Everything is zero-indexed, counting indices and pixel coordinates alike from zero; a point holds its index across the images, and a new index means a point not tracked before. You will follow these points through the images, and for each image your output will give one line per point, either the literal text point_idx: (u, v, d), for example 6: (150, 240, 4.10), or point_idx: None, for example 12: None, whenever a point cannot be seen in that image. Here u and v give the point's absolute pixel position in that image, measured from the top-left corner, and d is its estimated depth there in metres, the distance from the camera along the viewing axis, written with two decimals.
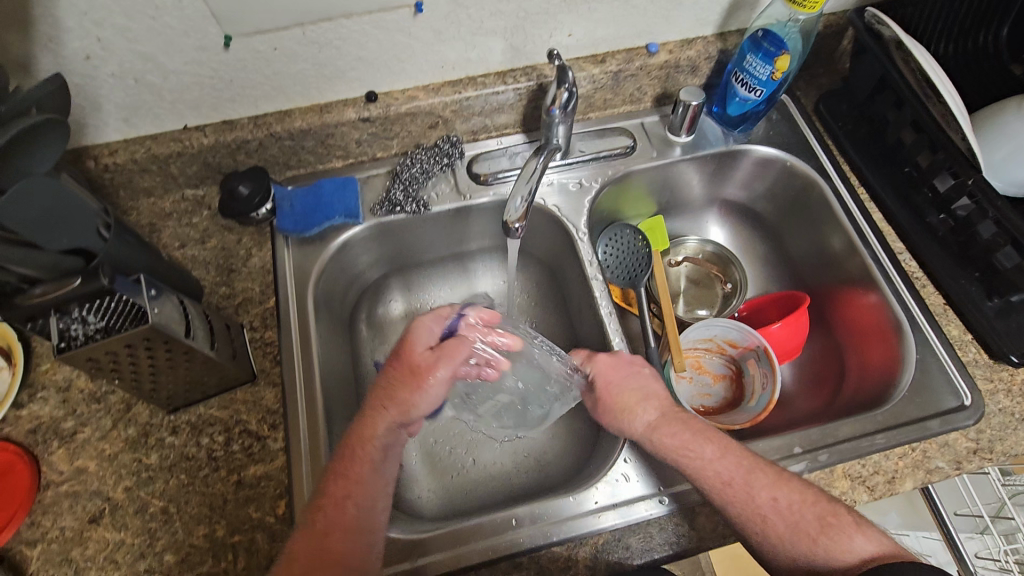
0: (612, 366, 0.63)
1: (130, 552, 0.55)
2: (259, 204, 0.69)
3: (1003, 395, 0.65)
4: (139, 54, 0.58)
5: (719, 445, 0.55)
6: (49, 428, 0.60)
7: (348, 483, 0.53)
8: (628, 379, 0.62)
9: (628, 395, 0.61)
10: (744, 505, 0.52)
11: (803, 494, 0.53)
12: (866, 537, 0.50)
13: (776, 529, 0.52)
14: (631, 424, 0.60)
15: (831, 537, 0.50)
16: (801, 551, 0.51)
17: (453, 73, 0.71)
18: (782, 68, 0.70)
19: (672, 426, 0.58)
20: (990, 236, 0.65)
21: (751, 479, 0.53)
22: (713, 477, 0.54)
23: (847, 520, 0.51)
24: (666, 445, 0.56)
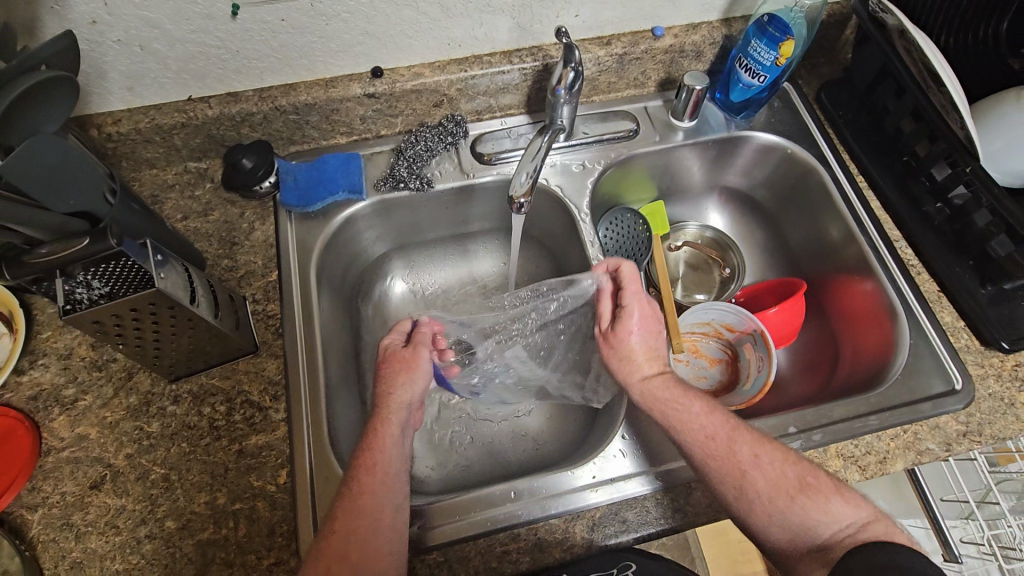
0: (648, 313, 0.64)
1: (131, 518, 0.55)
2: (262, 176, 0.69)
3: (993, 379, 0.66)
4: (146, 20, 0.57)
5: (706, 402, 0.57)
6: (50, 395, 0.60)
7: (376, 454, 0.54)
8: (648, 334, 0.63)
9: (643, 347, 0.62)
10: (724, 458, 0.53)
11: (782, 452, 0.54)
12: (844, 499, 0.52)
13: (756, 484, 0.52)
14: (628, 372, 0.61)
15: (808, 495, 0.51)
16: (777, 510, 0.52)
17: (459, 50, 0.71)
18: (786, 54, 0.70)
19: (669, 383, 0.59)
20: (985, 224, 0.66)
21: (734, 435, 0.55)
22: (697, 429, 0.55)
23: (826, 482, 0.53)
24: (659, 398, 0.58)
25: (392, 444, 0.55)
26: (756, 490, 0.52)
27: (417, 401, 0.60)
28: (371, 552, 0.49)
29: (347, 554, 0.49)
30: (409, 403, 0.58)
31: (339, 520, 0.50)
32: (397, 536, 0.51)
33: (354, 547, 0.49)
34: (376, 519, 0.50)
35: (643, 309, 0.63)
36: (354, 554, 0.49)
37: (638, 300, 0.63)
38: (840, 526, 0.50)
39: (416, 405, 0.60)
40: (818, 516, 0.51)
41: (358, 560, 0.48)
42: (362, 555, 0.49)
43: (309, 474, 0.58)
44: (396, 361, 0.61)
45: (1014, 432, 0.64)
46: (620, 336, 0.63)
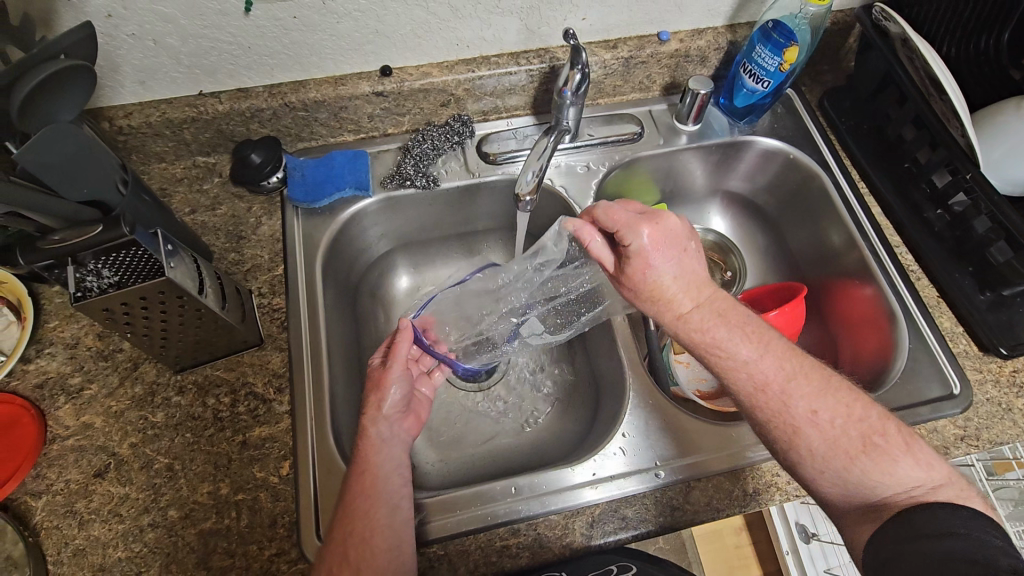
0: (659, 237, 0.59)
1: (135, 506, 0.56)
2: (270, 173, 0.71)
3: (991, 385, 0.67)
4: (161, 14, 0.58)
5: (758, 346, 0.56)
6: (56, 383, 0.61)
7: (368, 461, 0.55)
8: (665, 265, 0.60)
9: (662, 281, 0.60)
10: (775, 411, 0.54)
11: (846, 410, 0.53)
12: (914, 461, 0.51)
13: (809, 441, 0.53)
14: (658, 311, 0.61)
15: (871, 457, 0.51)
16: (836, 470, 0.52)
17: (467, 51, 0.72)
18: (790, 60, 0.71)
19: (704, 321, 0.58)
20: (984, 231, 0.67)
21: (790, 387, 0.54)
22: (745, 377, 0.56)
23: (896, 442, 0.52)
24: (698, 342, 0.58)
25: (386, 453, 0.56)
26: (808, 447, 0.53)
27: (397, 409, 0.59)
28: (371, 549, 0.49)
29: (354, 544, 0.50)
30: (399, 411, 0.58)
31: (344, 521, 0.51)
32: (399, 535, 0.52)
33: (354, 548, 0.50)
34: (384, 517, 0.52)
35: (651, 234, 0.59)
36: (354, 554, 0.49)
37: (639, 234, 0.59)
38: (905, 489, 0.50)
39: (399, 408, 0.59)
40: (878, 478, 0.51)
41: (359, 560, 0.49)
42: (364, 552, 0.49)
43: (312, 467, 0.59)
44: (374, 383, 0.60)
45: (1011, 436, 0.64)
46: (637, 277, 0.61)
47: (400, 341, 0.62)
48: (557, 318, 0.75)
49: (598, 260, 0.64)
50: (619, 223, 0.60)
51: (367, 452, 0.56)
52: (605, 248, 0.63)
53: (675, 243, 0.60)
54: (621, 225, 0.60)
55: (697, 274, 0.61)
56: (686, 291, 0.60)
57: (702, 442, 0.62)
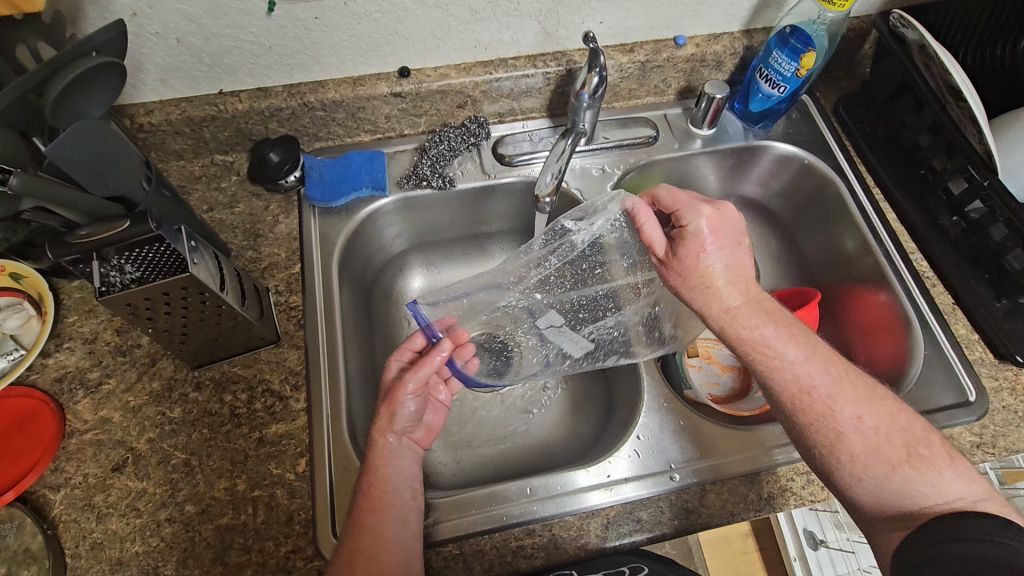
0: (719, 224, 0.61)
1: (152, 501, 0.56)
2: (288, 171, 0.71)
3: (1007, 393, 0.67)
4: (185, 14, 0.59)
5: (804, 349, 0.57)
6: (75, 378, 0.61)
7: (381, 471, 0.55)
8: (719, 252, 0.60)
9: (715, 267, 0.60)
10: (820, 415, 0.54)
11: (890, 419, 0.53)
12: (956, 474, 0.51)
13: (851, 447, 0.53)
14: (707, 301, 0.60)
15: (916, 467, 0.51)
16: (877, 478, 0.52)
17: (484, 53, 0.73)
18: (807, 66, 0.71)
19: (753, 316, 0.58)
20: (1001, 239, 0.67)
21: (836, 393, 0.54)
22: (791, 378, 0.56)
23: (942, 455, 0.52)
24: (744, 337, 0.58)
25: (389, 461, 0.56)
26: (850, 454, 0.53)
27: (409, 422, 0.60)
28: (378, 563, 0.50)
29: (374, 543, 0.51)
30: (399, 430, 0.58)
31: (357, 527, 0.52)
32: (405, 545, 0.52)
33: (365, 564, 0.50)
34: (391, 528, 0.52)
35: (712, 220, 0.61)
36: (362, 567, 0.50)
37: (700, 217, 0.61)
38: (946, 500, 0.50)
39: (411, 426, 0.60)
40: (920, 488, 0.51)
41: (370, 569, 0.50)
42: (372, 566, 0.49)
43: (329, 468, 0.59)
44: (392, 399, 0.59)
45: None
46: (690, 261, 0.61)
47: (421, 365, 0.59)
48: (584, 313, 0.72)
49: (648, 243, 0.63)
50: (680, 204, 0.62)
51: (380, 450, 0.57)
52: (659, 231, 0.63)
53: (730, 234, 0.61)
54: (682, 205, 0.62)
55: (746, 270, 0.61)
56: (737, 282, 0.60)
57: (721, 446, 0.62)
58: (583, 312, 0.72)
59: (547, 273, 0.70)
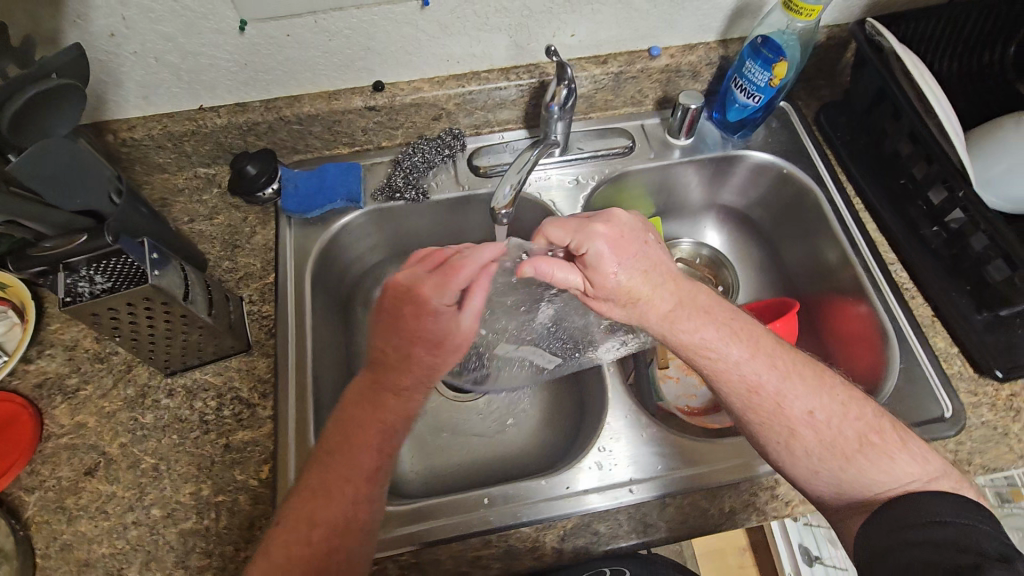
0: (619, 236, 0.59)
1: (121, 504, 0.58)
2: (265, 184, 0.72)
3: (987, 408, 0.65)
4: (161, 33, 0.61)
5: (749, 346, 0.57)
6: (54, 384, 0.63)
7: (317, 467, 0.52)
8: (627, 266, 0.58)
9: (633, 280, 0.58)
10: (767, 415, 0.55)
11: (842, 410, 0.55)
12: (910, 456, 0.53)
13: (805, 443, 0.54)
14: (644, 315, 0.59)
15: (868, 458, 0.53)
16: (834, 470, 0.54)
17: (457, 67, 0.74)
18: (780, 76, 0.71)
19: (690, 319, 0.58)
20: (982, 249, 0.66)
21: (784, 388, 0.55)
22: (738, 380, 0.57)
23: (892, 439, 0.54)
24: (688, 344, 0.58)
25: (391, 410, 0.55)
26: (805, 449, 0.54)
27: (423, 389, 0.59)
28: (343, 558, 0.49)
29: (346, 503, 0.51)
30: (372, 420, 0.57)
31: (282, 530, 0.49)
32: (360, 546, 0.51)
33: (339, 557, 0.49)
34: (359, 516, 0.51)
35: (611, 237, 0.58)
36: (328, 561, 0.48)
37: (596, 242, 0.58)
38: (906, 484, 0.52)
39: None
40: (874, 476, 0.53)
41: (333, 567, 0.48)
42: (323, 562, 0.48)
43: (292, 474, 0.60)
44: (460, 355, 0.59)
45: (1005, 462, 0.63)
46: (609, 290, 0.59)
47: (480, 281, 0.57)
48: (535, 334, 0.71)
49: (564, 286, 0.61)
50: (571, 233, 0.59)
51: (382, 389, 0.55)
52: (569, 270, 0.60)
53: (633, 240, 0.60)
54: (576, 237, 0.58)
55: (663, 265, 0.60)
56: (658, 284, 0.59)
57: (709, 454, 0.62)
58: (534, 331, 0.71)
59: (491, 309, 0.69)
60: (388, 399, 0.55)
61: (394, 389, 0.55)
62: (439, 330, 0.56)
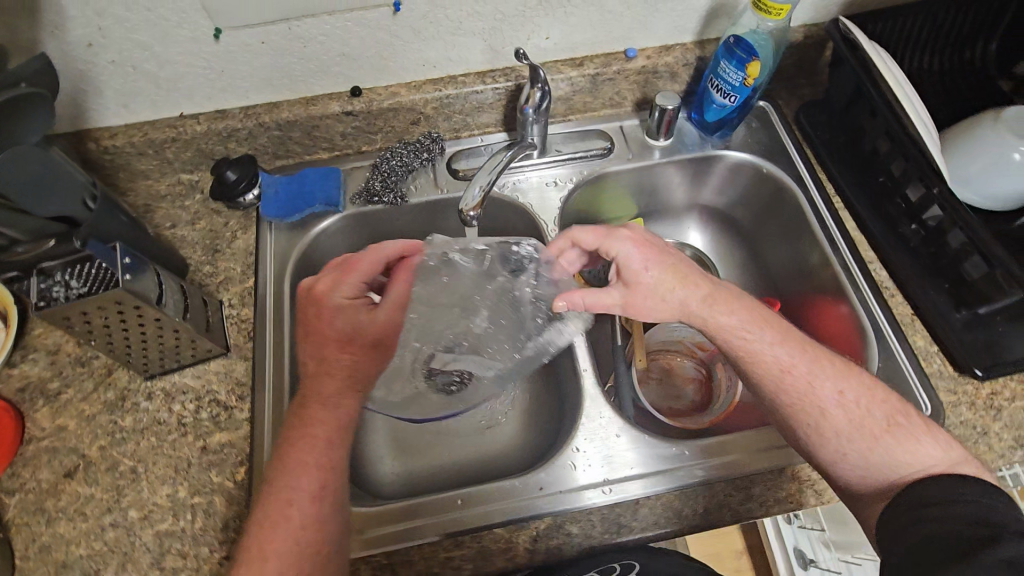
0: (639, 236, 0.64)
1: (99, 506, 0.59)
2: (244, 190, 0.74)
3: (966, 407, 0.64)
4: (137, 43, 0.62)
5: (779, 331, 0.60)
6: (36, 388, 0.65)
7: (280, 476, 0.54)
8: (656, 262, 0.62)
9: (662, 278, 0.62)
10: (802, 395, 0.57)
11: (869, 393, 0.57)
12: (934, 441, 0.54)
13: (836, 423, 0.55)
14: (686, 306, 0.61)
15: (895, 436, 0.55)
16: (863, 452, 0.55)
17: (433, 71, 0.74)
18: (754, 75, 0.71)
19: (727, 306, 0.61)
20: (959, 246, 0.65)
21: (815, 369, 0.57)
22: (772, 363, 0.58)
23: (916, 422, 0.56)
24: (727, 329, 0.60)
25: (319, 419, 0.57)
26: (835, 430, 0.55)
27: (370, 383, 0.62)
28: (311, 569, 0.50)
29: (294, 527, 0.52)
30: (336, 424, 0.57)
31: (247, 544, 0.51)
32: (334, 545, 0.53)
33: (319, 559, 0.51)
34: (318, 529, 0.52)
35: (634, 237, 0.63)
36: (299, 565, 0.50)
37: (622, 243, 0.63)
38: (926, 466, 0.53)
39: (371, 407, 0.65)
40: (901, 458, 0.54)
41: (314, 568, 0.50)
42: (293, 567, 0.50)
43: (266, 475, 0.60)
44: (370, 354, 0.62)
45: (984, 461, 0.62)
46: (647, 290, 0.62)
47: (400, 273, 0.66)
48: (469, 341, 0.71)
49: (603, 309, 0.63)
50: (600, 240, 0.64)
51: (311, 401, 0.58)
52: (601, 293, 0.63)
53: (654, 242, 0.64)
54: (601, 244, 0.64)
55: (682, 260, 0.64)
56: (689, 276, 0.62)
57: (734, 444, 0.62)
58: (470, 337, 0.71)
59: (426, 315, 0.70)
60: (315, 408, 0.57)
61: (319, 398, 0.58)
62: (345, 326, 0.60)
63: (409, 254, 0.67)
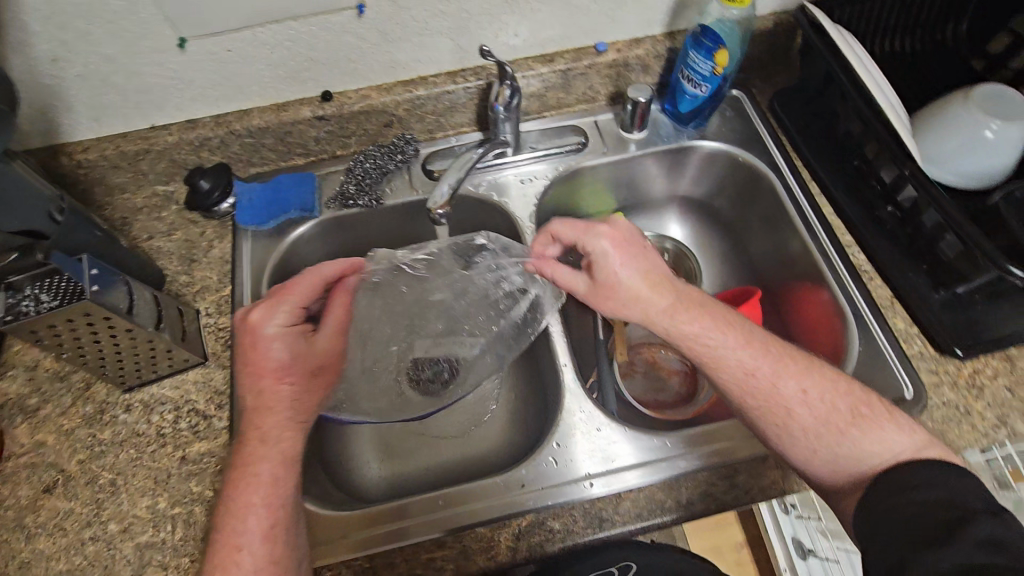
0: (620, 234, 0.62)
1: (78, 520, 0.58)
2: (219, 199, 0.74)
3: (948, 387, 0.64)
4: (102, 55, 0.62)
5: (740, 334, 0.59)
6: (15, 405, 0.64)
7: (242, 482, 0.54)
8: (631, 264, 0.61)
9: (634, 281, 0.61)
10: (766, 398, 0.56)
11: (830, 385, 0.57)
12: (897, 428, 0.54)
13: (802, 421, 0.55)
14: (648, 311, 0.61)
15: (859, 428, 0.54)
16: (830, 448, 0.55)
17: (404, 72, 0.74)
18: (723, 64, 0.71)
19: (690, 314, 0.60)
20: (934, 225, 0.65)
21: (778, 370, 0.57)
22: (734, 366, 0.58)
23: (879, 411, 0.55)
24: (689, 335, 0.59)
25: (271, 434, 0.56)
26: (801, 428, 0.55)
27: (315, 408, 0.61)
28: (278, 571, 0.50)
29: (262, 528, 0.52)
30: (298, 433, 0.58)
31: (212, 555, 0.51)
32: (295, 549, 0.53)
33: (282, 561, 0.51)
34: (280, 536, 0.52)
35: (613, 236, 0.62)
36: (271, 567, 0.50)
37: (599, 239, 0.61)
38: (894, 454, 0.53)
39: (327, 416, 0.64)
40: (867, 448, 0.54)
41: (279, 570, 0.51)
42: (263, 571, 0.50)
43: None
44: (308, 383, 0.61)
45: (968, 442, 0.61)
46: (612, 288, 0.61)
47: (339, 295, 0.67)
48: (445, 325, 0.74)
49: (568, 288, 0.65)
50: (578, 233, 0.63)
51: (250, 434, 0.56)
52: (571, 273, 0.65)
53: (634, 243, 0.63)
54: (580, 235, 0.63)
55: (660, 268, 0.62)
56: (660, 284, 0.61)
57: (718, 432, 0.62)
58: (443, 320, 0.74)
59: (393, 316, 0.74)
60: (256, 446, 0.55)
61: (259, 434, 0.56)
62: (283, 355, 0.59)
63: (345, 273, 0.68)
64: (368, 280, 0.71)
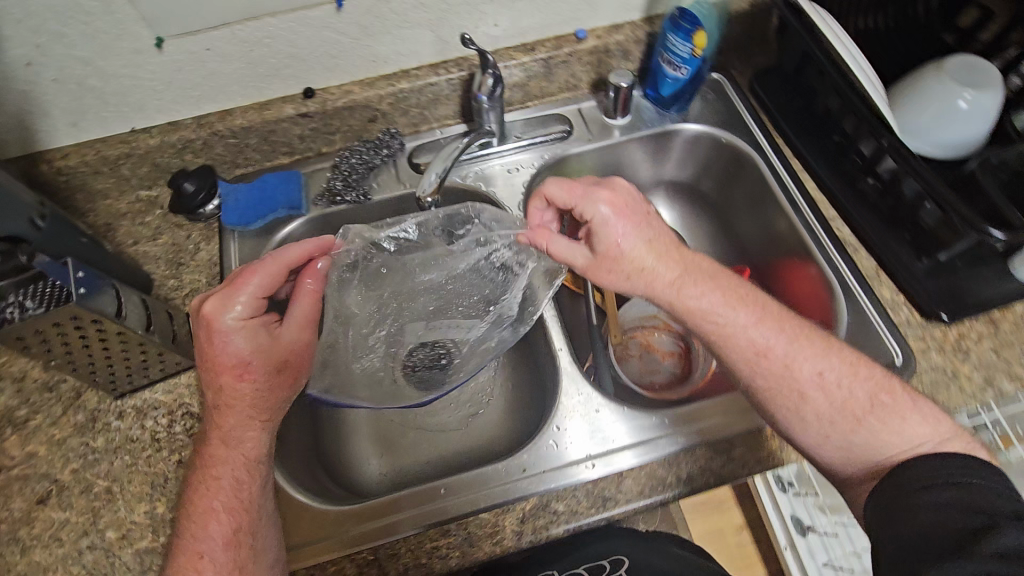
0: (619, 200, 0.62)
1: (75, 530, 0.57)
2: (204, 200, 0.73)
3: (935, 352, 0.65)
4: (79, 58, 0.61)
5: (754, 311, 0.59)
6: (4, 417, 0.63)
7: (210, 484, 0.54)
8: (634, 232, 0.61)
9: (637, 250, 0.61)
10: (778, 379, 0.57)
11: (852, 371, 0.57)
12: (921, 417, 0.54)
13: (813, 404, 0.56)
14: (650, 281, 0.61)
15: (878, 416, 0.55)
16: (842, 432, 0.56)
17: (386, 66, 0.74)
18: (701, 44, 0.72)
19: (697, 288, 0.60)
20: (914, 197, 0.66)
21: (792, 350, 0.57)
22: (745, 343, 0.58)
23: (903, 399, 0.56)
24: (696, 310, 0.60)
25: (233, 437, 0.55)
26: (815, 411, 0.56)
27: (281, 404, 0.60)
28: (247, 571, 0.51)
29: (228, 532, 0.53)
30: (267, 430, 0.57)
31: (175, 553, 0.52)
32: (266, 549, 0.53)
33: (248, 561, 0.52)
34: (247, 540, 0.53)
35: (613, 201, 0.61)
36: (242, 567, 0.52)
37: (599, 205, 0.61)
38: (913, 445, 0.53)
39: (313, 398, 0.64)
40: (886, 438, 0.54)
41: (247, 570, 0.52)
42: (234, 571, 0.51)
43: None
44: (271, 378, 0.58)
45: (957, 404, 0.62)
46: (613, 256, 0.61)
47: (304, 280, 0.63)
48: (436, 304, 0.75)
49: (564, 258, 0.64)
50: (577, 199, 0.62)
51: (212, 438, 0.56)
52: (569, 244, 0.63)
53: (634, 208, 0.62)
54: (580, 201, 0.62)
55: (662, 235, 0.62)
56: (663, 253, 0.61)
57: (715, 407, 0.62)
58: (434, 300, 0.75)
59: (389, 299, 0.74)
60: (217, 448, 0.55)
61: (220, 435, 0.56)
62: (242, 349, 0.56)
63: (314, 255, 0.64)
64: (357, 263, 0.70)
